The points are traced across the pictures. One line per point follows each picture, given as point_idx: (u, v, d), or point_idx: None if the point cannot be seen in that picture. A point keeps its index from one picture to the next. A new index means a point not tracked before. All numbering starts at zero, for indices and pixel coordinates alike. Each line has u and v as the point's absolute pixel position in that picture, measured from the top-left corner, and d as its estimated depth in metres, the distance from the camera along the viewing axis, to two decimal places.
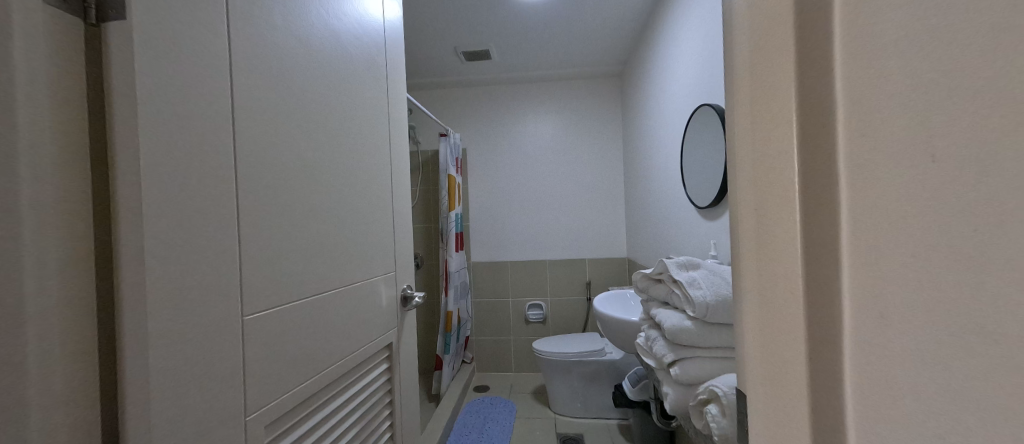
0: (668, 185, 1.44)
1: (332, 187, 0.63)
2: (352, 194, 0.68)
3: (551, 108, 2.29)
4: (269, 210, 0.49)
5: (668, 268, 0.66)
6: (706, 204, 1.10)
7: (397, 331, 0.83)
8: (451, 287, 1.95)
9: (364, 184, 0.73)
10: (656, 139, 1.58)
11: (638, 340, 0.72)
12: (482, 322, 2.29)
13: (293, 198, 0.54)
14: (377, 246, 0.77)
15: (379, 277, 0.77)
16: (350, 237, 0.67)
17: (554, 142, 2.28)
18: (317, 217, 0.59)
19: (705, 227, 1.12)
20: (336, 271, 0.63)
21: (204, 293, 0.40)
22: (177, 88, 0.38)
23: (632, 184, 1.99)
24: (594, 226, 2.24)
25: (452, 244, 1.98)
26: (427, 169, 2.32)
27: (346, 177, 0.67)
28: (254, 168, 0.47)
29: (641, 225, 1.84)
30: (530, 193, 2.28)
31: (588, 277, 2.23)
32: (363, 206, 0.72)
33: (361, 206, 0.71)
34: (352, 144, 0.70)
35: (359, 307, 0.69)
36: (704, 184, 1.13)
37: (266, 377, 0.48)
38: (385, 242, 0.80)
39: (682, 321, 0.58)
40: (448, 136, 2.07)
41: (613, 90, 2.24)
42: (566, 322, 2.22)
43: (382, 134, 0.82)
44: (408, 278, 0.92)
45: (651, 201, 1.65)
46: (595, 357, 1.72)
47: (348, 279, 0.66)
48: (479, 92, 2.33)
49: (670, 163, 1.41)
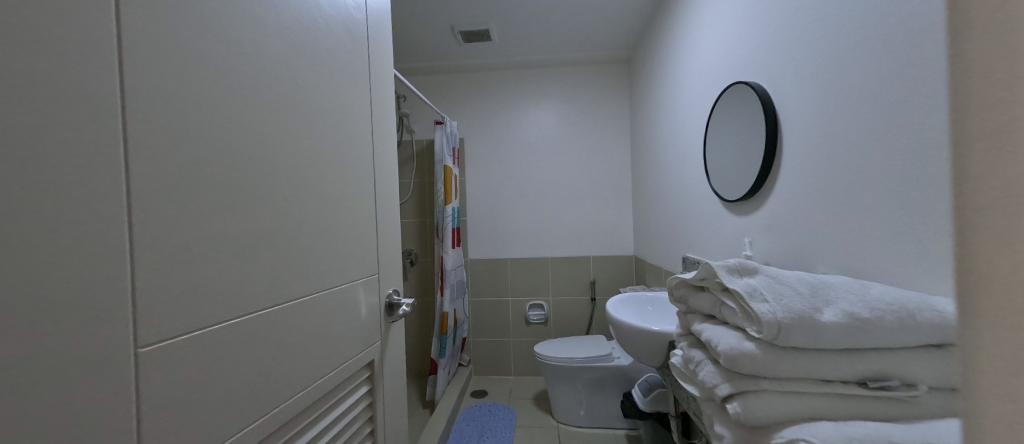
0: (685, 178, 1.31)
1: (289, 171, 0.49)
2: (318, 180, 0.55)
3: (553, 95, 2.14)
4: (186, 199, 0.36)
5: (716, 273, 0.53)
6: (736, 197, 0.96)
7: (381, 346, 0.70)
8: (446, 286, 1.82)
9: (336, 170, 0.59)
10: (671, 127, 1.45)
11: (674, 360, 0.59)
12: (480, 322, 2.16)
13: (226, 183, 0.40)
14: (354, 245, 0.63)
15: (357, 283, 0.64)
16: (315, 234, 0.53)
17: (557, 132, 2.14)
18: (266, 208, 0.45)
19: (734, 223, 0.99)
20: (295, 277, 0.49)
21: (62, 319, 0.27)
22: (8, 2, 0.25)
23: (641, 178, 1.86)
24: (599, 223, 2.11)
25: (448, 240, 1.84)
26: (421, 160, 2.17)
27: (310, 157, 0.53)
28: (159, 137, 0.34)
29: (651, 222, 1.71)
30: (531, 187, 2.13)
31: (593, 275, 2.10)
32: (334, 197, 0.58)
33: (331, 196, 0.57)
34: (320, 119, 0.56)
35: (330, 319, 0.56)
36: (731, 175, 0.99)
37: (184, 429, 0.35)
38: (365, 239, 0.67)
39: (741, 344, 0.45)
40: (444, 124, 1.92)
41: (621, 77, 2.10)
42: (569, 323, 2.10)
43: (362, 111, 0.68)
44: (395, 282, 0.78)
45: (664, 196, 1.52)
46: (601, 362, 1.60)
47: (313, 286, 0.53)
48: (477, 77, 2.17)
49: (688, 153, 1.28)
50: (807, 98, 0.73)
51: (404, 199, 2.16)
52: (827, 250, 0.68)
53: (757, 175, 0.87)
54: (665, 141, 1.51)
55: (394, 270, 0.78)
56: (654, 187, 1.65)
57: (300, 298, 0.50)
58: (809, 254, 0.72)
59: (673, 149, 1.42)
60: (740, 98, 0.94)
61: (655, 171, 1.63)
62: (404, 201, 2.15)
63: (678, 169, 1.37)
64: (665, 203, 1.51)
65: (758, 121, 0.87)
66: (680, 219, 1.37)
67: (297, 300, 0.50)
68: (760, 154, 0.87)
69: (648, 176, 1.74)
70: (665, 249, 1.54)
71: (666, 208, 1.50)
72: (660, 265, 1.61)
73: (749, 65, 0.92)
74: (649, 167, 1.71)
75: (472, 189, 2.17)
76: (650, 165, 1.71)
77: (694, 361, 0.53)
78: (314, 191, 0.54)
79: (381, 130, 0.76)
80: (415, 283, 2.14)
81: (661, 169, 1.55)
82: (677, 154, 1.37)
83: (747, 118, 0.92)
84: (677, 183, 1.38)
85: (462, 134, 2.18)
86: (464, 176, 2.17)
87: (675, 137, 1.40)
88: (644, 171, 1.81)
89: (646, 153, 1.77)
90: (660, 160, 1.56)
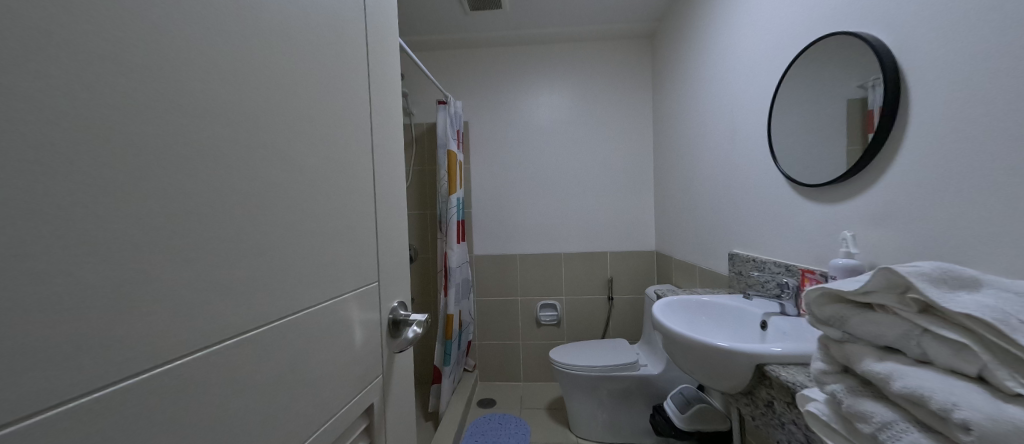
0: (736, 162, 1.12)
1: (228, 125, 0.30)
2: (282, 146, 0.36)
3: (568, 74, 1.93)
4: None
5: (913, 285, 0.34)
6: (822, 182, 0.78)
7: (383, 381, 0.51)
8: (450, 285, 1.63)
9: (317, 137, 0.41)
10: (713, 104, 1.25)
11: (811, 410, 0.40)
12: (486, 324, 1.98)
13: (71, 132, 0.21)
14: (343, 247, 0.45)
15: (345, 298, 0.45)
16: (270, 230, 0.34)
17: (571, 115, 1.93)
18: (173, 184, 0.26)
19: (815, 213, 0.81)
20: (241, 300, 0.31)
21: None
22: None
23: (668, 166, 1.67)
24: (617, 216, 1.92)
25: (453, 234, 1.64)
26: (421, 145, 1.96)
27: (258, 106, 0.34)
28: None
29: (681, 215, 1.53)
30: (542, 177, 1.94)
31: (610, 273, 1.92)
32: (312, 175, 0.39)
33: (300, 171, 0.38)
34: (283, 54, 0.36)
35: (301, 357, 0.38)
36: (816, 154, 0.81)
37: None
38: (359, 235, 0.47)
39: (1005, 409, 0.27)
40: (448, 103, 1.71)
41: (643, 55, 1.89)
42: (583, 325, 1.93)
43: (354, 59, 0.48)
44: (400, 291, 0.58)
45: (702, 185, 1.34)
46: (627, 371, 1.42)
47: (272, 311, 0.34)
48: (483, 54, 1.95)
49: (742, 132, 1.09)
50: (963, 43, 0.54)
51: None
52: (985, 249, 0.51)
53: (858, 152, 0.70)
54: (704, 121, 1.32)
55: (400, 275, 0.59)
56: (687, 176, 1.46)
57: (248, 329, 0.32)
58: (954, 253, 0.55)
59: (717, 126, 1.23)
60: (838, 55, 0.75)
61: (689, 157, 1.44)
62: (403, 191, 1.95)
63: (725, 152, 1.18)
64: (702, 194, 1.33)
65: (868, 85, 0.68)
66: (724, 210, 1.19)
67: (245, 333, 0.32)
68: (864, 128, 0.69)
69: (678, 163, 1.55)
70: (700, 245, 1.37)
71: (703, 198, 1.32)
72: (693, 262, 1.43)
73: (854, 13, 0.72)
74: (680, 153, 1.52)
75: (477, 178, 1.96)
76: (681, 150, 1.52)
77: (868, 421, 0.34)
78: (277, 166, 0.35)
79: (381, 88, 0.56)
80: (414, 280, 1.95)
81: (698, 153, 1.36)
82: (725, 134, 1.18)
83: (851, 82, 0.73)
84: (723, 169, 1.19)
85: (466, 117, 1.96)
86: (468, 163, 1.96)
87: (719, 116, 1.21)
88: (672, 158, 1.62)
89: (676, 137, 1.58)
90: (698, 143, 1.37)
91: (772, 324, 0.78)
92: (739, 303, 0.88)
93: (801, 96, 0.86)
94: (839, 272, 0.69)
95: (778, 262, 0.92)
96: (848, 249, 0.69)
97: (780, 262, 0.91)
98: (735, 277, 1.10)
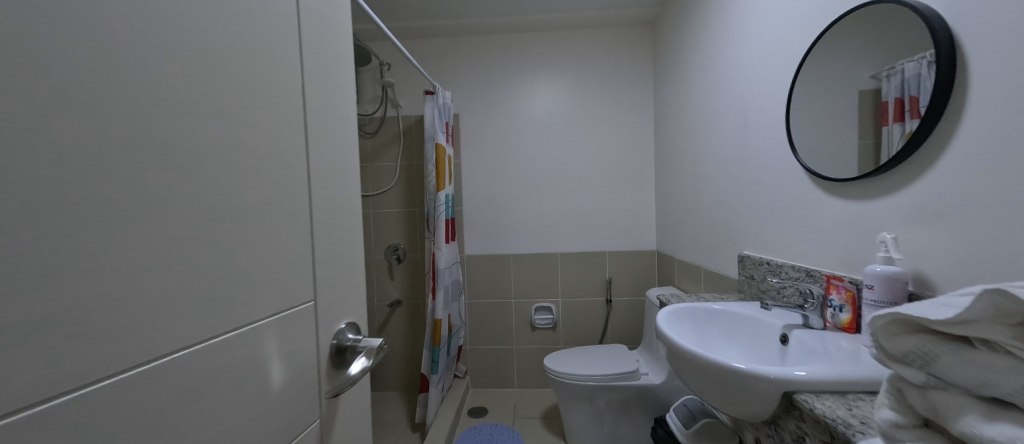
0: (748, 156, 1.02)
1: (7, 100, 0.21)
2: (146, 128, 0.27)
3: (565, 64, 1.82)
4: None
5: None
6: (854, 176, 0.69)
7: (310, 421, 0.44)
8: (439, 288, 1.53)
9: (198, 120, 0.31)
10: (724, 93, 1.15)
11: None
12: (479, 328, 1.87)
13: None
14: (244, 263, 0.35)
15: (258, 326, 0.37)
16: (124, 248, 0.26)
17: (568, 107, 1.82)
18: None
19: (844, 212, 0.71)
20: (0, 360, 0.21)
21: None
22: None
23: (671, 161, 1.57)
24: (616, 214, 1.82)
25: (442, 234, 1.54)
26: (409, 139, 1.84)
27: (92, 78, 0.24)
28: None
29: (686, 213, 1.43)
30: (538, 173, 1.83)
31: (609, 274, 1.83)
32: (184, 168, 0.29)
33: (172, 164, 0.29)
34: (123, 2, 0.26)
35: (169, 408, 0.29)
36: (849, 144, 0.71)
37: None
38: (277, 248, 0.39)
39: None
40: (436, 93, 1.59)
41: (644, 44, 1.78)
42: (580, 329, 1.84)
43: (268, 23, 0.38)
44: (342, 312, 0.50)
45: (708, 181, 1.24)
46: (627, 381, 1.33)
47: (98, 362, 0.25)
48: (474, 41, 1.83)
49: (757, 123, 0.99)
50: None
51: (389, 185, 1.85)
52: None
53: (870, 146, 0.66)
54: (712, 112, 1.22)
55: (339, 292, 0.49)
56: (692, 171, 1.37)
57: (24, 408, 0.22)
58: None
59: (727, 118, 1.13)
60: (886, 27, 0.65)
61: (694, 152, 1.35)
62: (390, 186, 1.84)
63: (735, 145, 1.08)
64: (709, 191, 1.23)
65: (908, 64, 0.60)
66: (734, 209, 1.09)
67: (13, 415, 0.21)
68: (903, 114, 0.60)
69: (682, 158, 1.45)
70: (706, 246, 1.27)
71: (710, 196, 1.23)
72: (698, 264, 1.34)
73: None
74: (684, 147, 1.42)
75: (469, 174, 1.85)
76: (686, 144, 1.42)
77: None
78: (104, 156, 0.25)
79: (314, 64, 0.45)
80: (403, 281, 1.85)
81: (705, 147, 1.26)
82: (736, 125, 1.08)
83: (881, 67, 0.66)
84: (732, 163, 1.09)
85: (457, 109, 1.85)
86: (459, 159, 1.85)
87: (730, 106, 1.11)
88: (675, 152, 1.52)
89: (680, 131, 1.48)
90: (704, 136, 1.27)
91: (794, 338, 0.69)
92: (755, 313, 0.78)
93: (829, 80, 0.76)
94: (875, 279, 0.59)
95: (797, 266, 0.82)
96: (886, 254, 0.59)
97: (800, 267, 0.82)
98: (747, 282, 1.00)
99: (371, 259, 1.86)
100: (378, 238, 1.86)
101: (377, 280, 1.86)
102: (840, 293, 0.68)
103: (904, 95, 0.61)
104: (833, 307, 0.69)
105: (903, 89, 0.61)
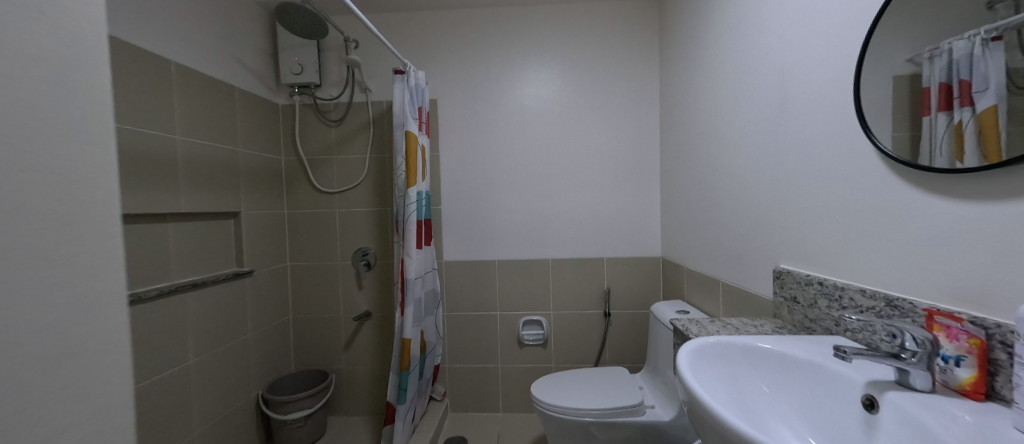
0: (790, 143, 0.79)
1: None
2: None
3: (558, 43, 1.58)
4: None
5: None
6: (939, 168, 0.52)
7: None
8: (409, 302, 1.28)
9: None
10: (754, 68, 0.92)
11: None
12: (459, 346, 1.63)
13: None
14: None
15: None
16: None
17: (562, 93, 1.59)
18: None
19: (973, 216, 0.48)
20: None
21: None
22: None
23: (681, 155, 1.35)
24: (616, 215, 1.59)
25: (413, 238, 1.29)
26: (380, 128, 1.60)
27: None
28: None
29: (700, 215, 1.20)
30: (527, 167, 1.60)
31: (607, 284, 1.60)
32: None
33: None
34: None
35: None
36: (958, 122, 0.50)
37: None
38: None
39: None
40: (406, 72, 1.33)
41: (650, 21, 1.55)
42: (575, 346, 1.61)
43: None
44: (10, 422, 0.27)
45: (731, 177, 1.01)
46: (629, 417, 1.11)
47: None
48: (455, 16, 1.58)
49: (805, 99, 0.76)
50: None
51: (356, 180, 1.60)
52: None
53: (944, 135, 0.52)
54: (738, 92, 0.99)
55: (48, 359, 0.31)
56: (709, 165, 1.14)
57: None
58: None
59: (760, 96, 0.90)
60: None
61: (713, 141, 1.11)
62: (358, 182, 1.60)
63: (772, 130, 0.85)
64: (733, 188, 1.01)
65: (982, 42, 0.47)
66: (769, 210, 0.86)
67: None
68: (981, 101, 0.48)
69: (697, 151, 1.22)
70: (727, 255, 1.05)
71: (734, 196, 1.00)
72: (716, 277, 1.12)
73: None
74: (700, 136, 1.19)
75: (449, 169, 1.61)
76: (702, 134, 1.18)
77: None
78: None
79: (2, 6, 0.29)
80: (372, 291, 1.61)
81: (728, 135, 1.03)
82: (772, 105, 0.85)
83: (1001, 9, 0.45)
84: (768, 153, 0.86)
85: (434, 94, 1.61)
86: (437, 151, 1.61)
87: (764, 81, 0.88)
88: (687, 144, 1.30)
89: (694, 118, 1.25)
90: (727, 122, 1.04)
91: (893, 406, 0.46)
92: (816, 358, 0.56)
93: (944, 29, 0.52)
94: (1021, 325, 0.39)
95: (871, 292, 0.60)
96: None
97: (874, 293, 0.59)
98: (790, 305, 0.78)
99: (336, 265, 1.61)
100: (345, 241, 1.61)
101: (342, 290, 1.61)
102: (957, 341, 0.46)
103: (978, 81, 0.48)
104: (943, 358, 0.47)
105: (979, 68, 0.48)
